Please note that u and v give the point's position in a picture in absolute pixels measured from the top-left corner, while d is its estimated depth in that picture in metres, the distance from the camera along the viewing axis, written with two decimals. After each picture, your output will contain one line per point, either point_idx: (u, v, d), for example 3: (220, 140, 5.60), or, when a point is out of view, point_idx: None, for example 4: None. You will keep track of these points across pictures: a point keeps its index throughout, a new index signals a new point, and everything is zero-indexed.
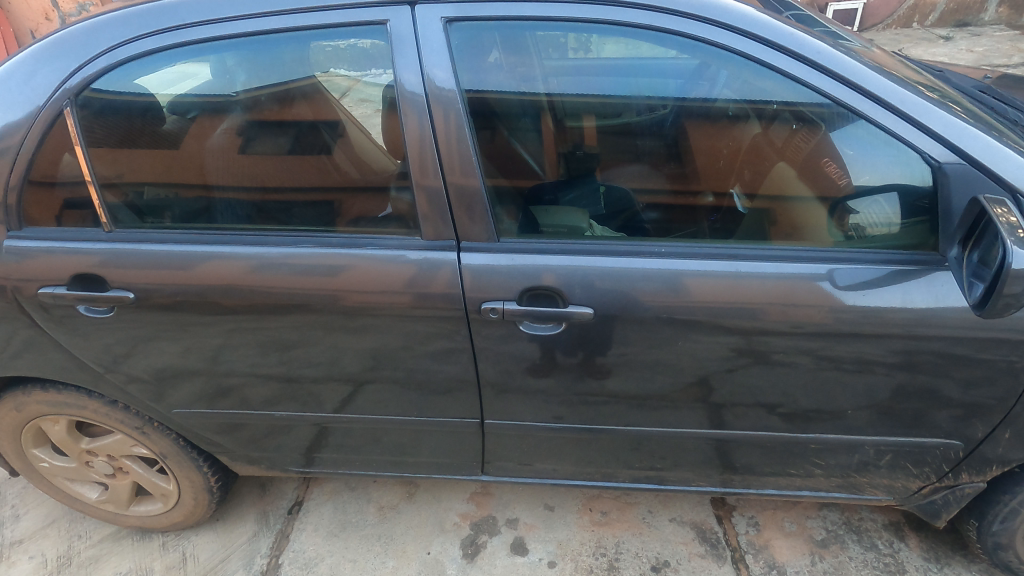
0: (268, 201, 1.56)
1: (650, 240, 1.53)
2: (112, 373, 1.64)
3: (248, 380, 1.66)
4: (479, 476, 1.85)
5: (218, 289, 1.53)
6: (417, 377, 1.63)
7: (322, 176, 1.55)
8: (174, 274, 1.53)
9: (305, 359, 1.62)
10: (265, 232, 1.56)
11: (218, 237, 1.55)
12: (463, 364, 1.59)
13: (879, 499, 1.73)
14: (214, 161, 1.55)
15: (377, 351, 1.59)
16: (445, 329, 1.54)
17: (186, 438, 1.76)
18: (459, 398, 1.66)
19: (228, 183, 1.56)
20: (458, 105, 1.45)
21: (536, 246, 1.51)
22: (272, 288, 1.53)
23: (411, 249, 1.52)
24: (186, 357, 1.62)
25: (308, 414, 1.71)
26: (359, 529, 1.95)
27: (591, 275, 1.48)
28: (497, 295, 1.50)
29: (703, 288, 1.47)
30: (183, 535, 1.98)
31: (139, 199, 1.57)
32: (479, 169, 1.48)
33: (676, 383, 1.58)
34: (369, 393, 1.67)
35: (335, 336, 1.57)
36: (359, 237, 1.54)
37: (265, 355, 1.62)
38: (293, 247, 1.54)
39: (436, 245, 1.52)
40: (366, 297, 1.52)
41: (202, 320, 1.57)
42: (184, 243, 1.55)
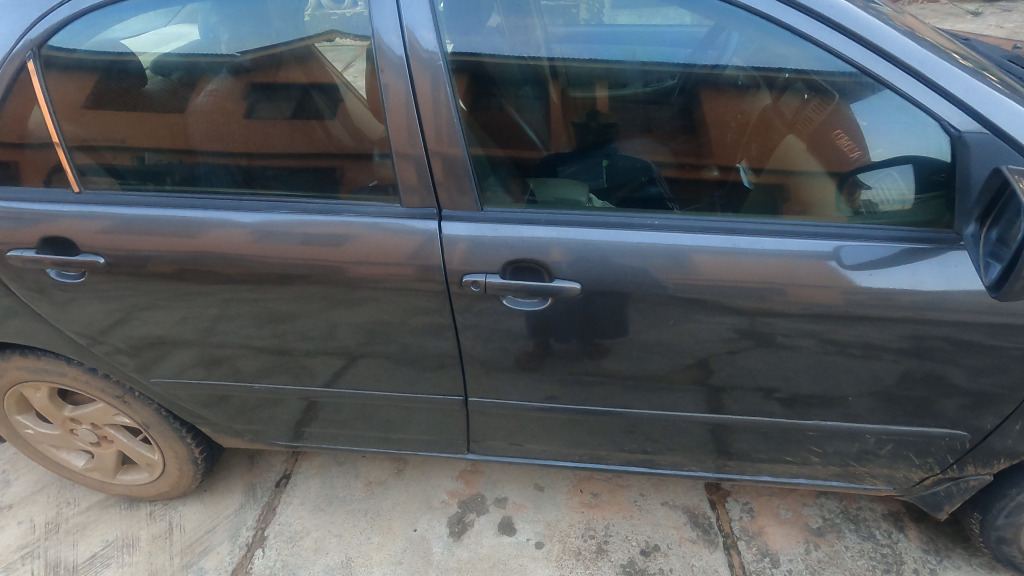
0: (255, 166, 1.49)
1: (645, 212, 1.45)
2: (94, 341, 1.61)
3: (242, 351, 1.62)
4: (466, 456, 1.81)
5: (197, 257, 1.48)
6: (412, 352, 1.57)
7: (308, 139, 1.47)
8: (153, 240, 1.48)
9: (303, 331, 1.57)
10: (245, 196, 1.50)
11: (213, 202, 1.50)
12: (447, 338, 1.54)
13: (878, 489, 1.67)
14: (200, 124, 1.48)
15: (380, 326, 1.53)
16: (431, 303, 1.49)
17: (168, 409, 1.73)
18: (447, 375, 1.61)
19: (213, 148, 1.49)
20: (440, 67, 1.36)
21: (523, 216, 1.44)
22: (250, 257, 1.47)
23: (388, 218, 1.45)
24: (163, 326, 1.58)
25: (291, 388, 1.67)
26: (346, 504, 1.93)
27: (581, 249, 1.41)
28: (479, 268, 1.43)
29: (693, 263, 1.40)
30: (171, 505, 1.97)
31: (130, 163, 1.51)
32: (462, 137, 1.41)
33: (669, 364, 1.52)
34: (355, 367, 1.62)
35: (332, 311, 1.53)
36: (360, 203, 1.47)
37: (261, 326, 1.57)
38: (268, 213, 1.48)
39: (416, 213, 1.45)
40: (378, 267, 1.46)
41: (184, 288, 1.52)
42: (170, 208, 1.49)
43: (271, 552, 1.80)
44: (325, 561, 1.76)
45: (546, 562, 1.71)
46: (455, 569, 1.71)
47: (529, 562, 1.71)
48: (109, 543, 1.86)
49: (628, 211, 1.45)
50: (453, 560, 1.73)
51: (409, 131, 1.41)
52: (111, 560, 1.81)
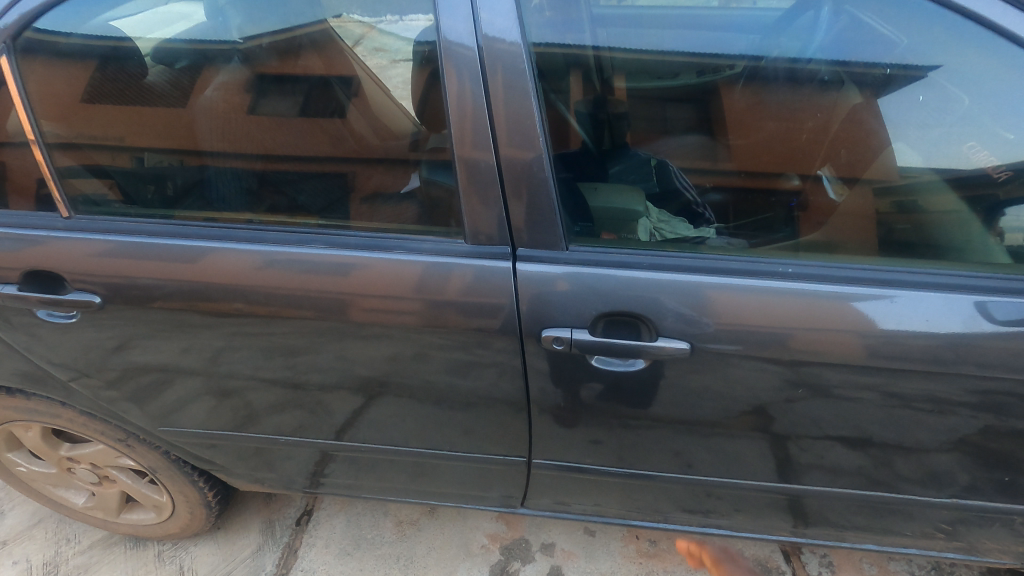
0: (270, 171, 1.26)
1: (769, 256, 1.22)
2: (89, 373, 1.39)
3: (247, 383, 1.38)
4: (515, 509, 1.49)
5: (207, 289, 1.26)
6: (435, 391, 1.30)
7: (332, 142, 1.25)
8: (158, 266, 1.26)
9: (311, 365, 1.33)
10: (288, 230, 1.26)
11: (229, 233, 1.27)
12: (492, 378, 1.26)
13: (1001, 562, 1.44)
14: (210, 120, 1.26)
15: (395, 364, 1.28)
16: (465, 334, 1.22)
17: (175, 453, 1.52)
18: (478, 418, 1.32)
19: (224, 150, 1.26)
20: (523, 64, 1.13)
21: (624, 257, 1.21)
22: (278, 292, 1.25)
23: (452, 258, 1.21)
24: (167, 363, 1.36)
25: (314, 437, 1.44)
26: (375, 548, 1.74)
27: (688, 302, 1.18)
28: (564, 322, 1.19)
29: (762, 309, 1.17)
30: (181, 545, 1.78)
31: (131, 168, 1.28)
32: (547, 149, 1.17)
33: (722, 409, 1.26)
34: (376, 407, 1.36)
35: (344, 343, 1.28)
36: (410, 237, 1.23)
37: (268, 358, 1.33)
38: (299, 247, 1.25)
39: (483, 250, 1.21)
40: (384, 300, 1.22)
41: (191, 319, 1.29)
42: (180, 236, 1.27)
43: None
44: None
45: None
46: None
47: None
48: None
49: (746, 255, 1.22)
50: None
51: (475, 139, 1.16)
52: None
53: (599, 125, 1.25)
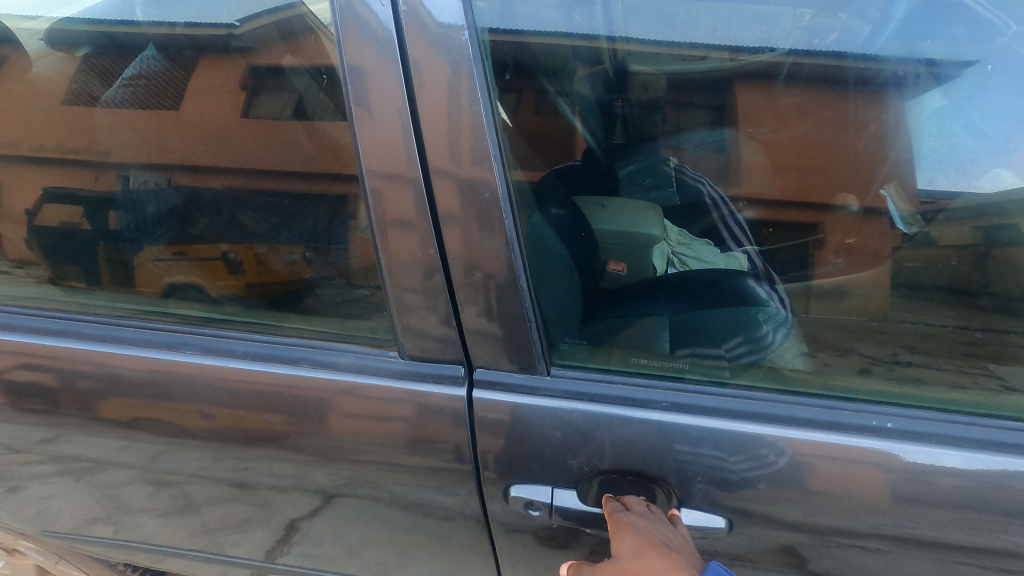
0: (201, 187, 1.02)
1: (858, 398, 0.87)
2: (10, 452, 1.10)
3: (186, 477, 1.07)
4: None
5: (167, 386, 0.98)
6: (405, 499, 0.98)
7: (270, 151, 0.98)
8: (105, 355, 0.99)
9: (262, 466, 1.01)
10: (208, 330, 1.00)
11: (116, 333, 1.01)
12: (466, 495, 0.94)
13: None
14: (128, 134, 1.04)
15: (359, 473, 0.96)
16: (468, 461, 0.91)
17: (80, 545, 1.25)
18: (456, 536, 1.01)
19: (134, 159, 1.04)
20: (471, 86, 0.79)
21: (638, 389, 0.88)
22: (188, 377, 0.97)
23: (371, 377, 0.92)
24: (58, 449, 1.08)
25: (243, 542, 1.14)
26: None
27: (732, 450, 0.84)
28: (553, 468, 0.89)
29: (849, 474, 0.82)
30: None
31: (90, 192, 1.07)
32: (512, 223, 0.83)
33: (746, 547, 0.90)
34: (323, 514, 1.05)
35: (299, 445, 0.96)
36: (325, 348, 0.95)
37: (212, 458, 1.02)
38: (168, 353, 0.98)
39: (423, 368, 0.91)
40: (371, 420, 0.92)
41: (132, 409, 1.00)
42: (62, 336, 1.02)
43: None
44: None
45: None
46: None
47: None
48: None
49: (825, 391, 0.87)
50: None
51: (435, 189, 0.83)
52: None
53: (615, 116, 1.32)
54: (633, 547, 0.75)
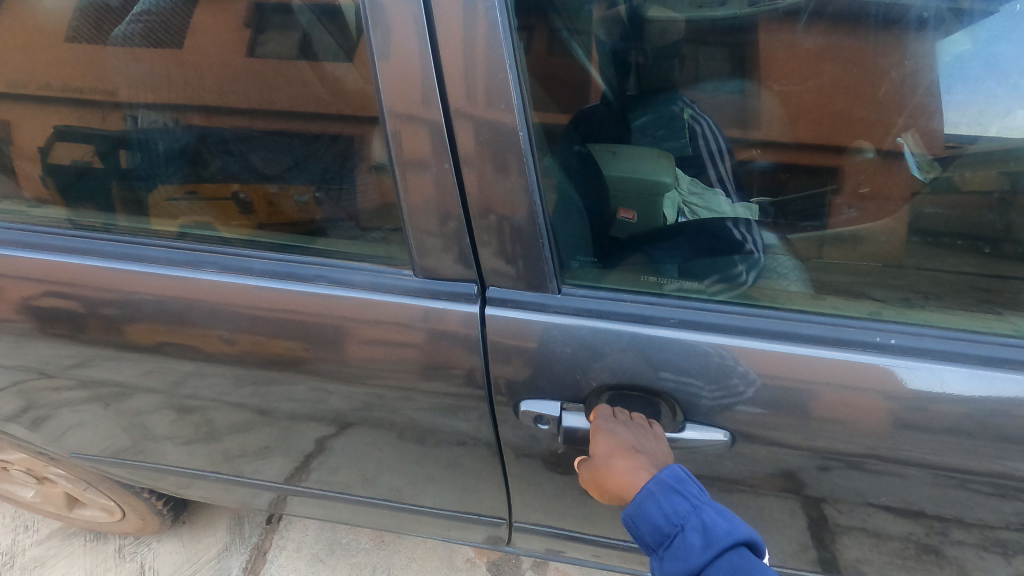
0: (212, 129, 1.00)
1: (865, 315, 0.87)
2: (42, 377, 1.15)
3: (209, 403, 1.11)
4: (501, 547, 1.22)
5: (184, 310, 1.01)
6: (419, 424, 1.01)
7: (275, 90, 0.95)
8: (130, 279, 1.02)
9: (278, 390, 1.04)
10: (226, 248, 1.01)
11: (140, 252, 1.03)
12: (480, 420, 0.98)
13: None
14: (133, 73, 1.00)
15: (376, 399, 1.00)
16: (481, 386, 0.94)
17: (109, 470, 1.31)
18: (468, 461, 1.05)
19: (144, 96, 1.00)
20: (489, 16, 0.77)
21: (646, 307, 0.90)
22: (211, 298, 1.00)
23: (388, 292, 0.94)
24: (90, 375, 1.12)
25: (265, 465, 1.19)
26: (350, 554, 1.58)
27: (736, 368, 0.86)
28: (560, 385, 0.91)
29: (852, 390, 0.84)
30: (143, 541, 1.65)
31: (102, 130, 1.05)
32: (528, 153, 0.84)
33: (743, 469, 0.94)
34: (340, 440, 1.09)
35: (319, 371, 0.99)
36: (344, 266, 0.97)
37: (231, 383, 1.06)
38: (189, 271, 1.01)
39: (436, 286, 0.93)
40: (391, 347, 0.95)
41: (160, 335, 1.03)
42: (89, 255, 1.04)
43: None
44: None
45: None
46: None
47: None
48: None
49: (835, 309, 0.88)
50: None
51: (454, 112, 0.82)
52: None
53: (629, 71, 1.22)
54: (605, 449, 0.83)
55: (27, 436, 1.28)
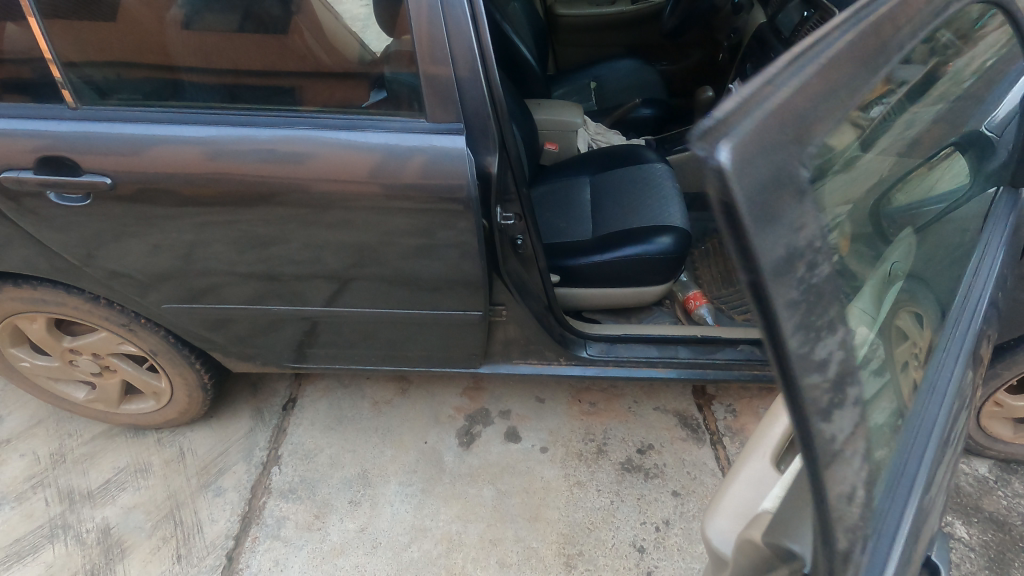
0: (242, 87, 1.29)
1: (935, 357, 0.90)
2: (95, 266, 1.46)
3: (228, 278, 1.50)
4: (476, 369, 1.72)
5: (167, 179, 1.32)
6: (403, 268, 1.46)
7: (273, 62, 1.27)
8: (158, 158, 1.30)
9: (287, 255, 1.45)
10: (227, 116, 1.31)
11: (257, 120, 1.32)
12: (451, 259, 1.43)
13: None
14: (183, 40, 1.24)
15: (360, 248, 1.43)
16: (437, 236, 1.39)
17: (169, 338, 1.66)
18: (444, 296, 1.51)
19: (189, 66, 1.27)
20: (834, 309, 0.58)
21: (888, 518, 0.70)
22: (247, 173, 1.32)
23: (414, 134, 1.31)
24: (142, 262, 1.46)
25: (295, 309, 1.57)
26: (356, 422, 2.00)
27: (940, 490, 0.80)
28: None
29: (963, 420, 0.88)
30: (178, 431, 2.00)
31: (132, 80, 1.27)
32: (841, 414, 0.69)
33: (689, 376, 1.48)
34: (348, 291, 1.53)
35: (315, 229, 1.40)
36: (316, 114, 1.32)
37: (245, 250, 1.44)
38: (286, 128, 1.32)
39: (441, 127, 1.31)
40: (350, 185, 1.33)
41: (155, 213, 1.37)
42: (115, 123, 1.29)
43: (288, 469, 1.88)
44: (342, 474, 1.86)
45: (551, 464, 1.86)
46: (467, 474, 1.84)
47: (536, 464, 1.86)
48: (122, 469, 1.90)
49: (935, 377, 0.87)
50: (465, 466, 1.86)
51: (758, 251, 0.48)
52: (126, 485, 1.85)
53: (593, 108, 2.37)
54: None
55: (90, 322, 1.62)
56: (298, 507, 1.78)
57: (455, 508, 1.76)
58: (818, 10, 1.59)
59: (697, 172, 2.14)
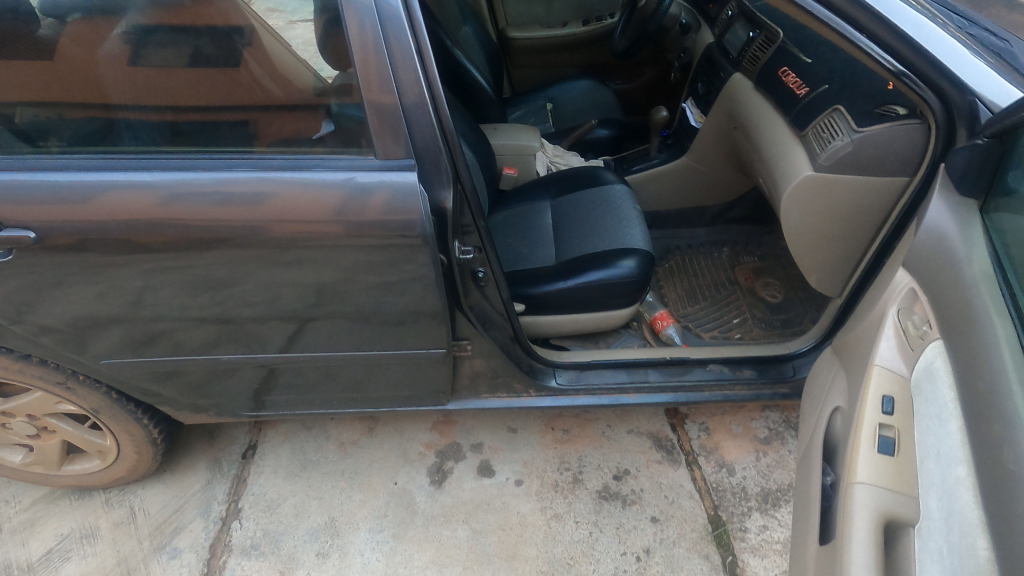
0: (182, 122, 1.22)
1: None
2: (26, 323, 1.34)
3: (176, 326, 1.41)
4: (444, 407, 1.66)
5: (103, 227, 1.21)
6: (366, 305, 1.40)
7: (216, 94, 1.21)
8: (89, 205, 1.20)
9: (242, 297, 1.37)
10: (166, 159, 1.23)
11: (197, 164, 1.24)
12: (415, 292, 1.37)
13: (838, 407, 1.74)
14: (117, 74, 1.18)
15: (316, 288, 1.36)
16: (400, 271, 1.34)
17: (114, 394, 1.55)
18: (409, 331, 1.45)
19: (126, 101, 1.19)
20: None
21: None
22: (192, 217, 1.23)
23: (364, 172, 1.26)
24: (78, 316, 1.35)
25: (249, 355, 1.49)
26: (321, 467, 1.91)
27: None
28: None
29: None
30: (128, 490, 1.87)
31: (65, 119, 1.19)
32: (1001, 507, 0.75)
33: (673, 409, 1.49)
34: (308, 329, 1.45)
35: (270, 270, 1.32)
36: (260, 157, 1.25)
37: (195, 294, 1.35)
38: (227, 171, 1.24)
39: (392, 165, 1.27)
40: (304, 225, 1.26)
41: (98, 261, 1.26)
42: (42, 170, 1.20)
43: (250, 523, 1.78)
44: (308, 524, 1.76)
45: (526, 497, 1.80)
46: (441, 515, 1.77)
47: (511, 499, 1.80)
48: (66, 536, 1.76)
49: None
50: (438, 506, 1.79)
51: None
52: (71, 554, 1.72)
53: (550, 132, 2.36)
54: None
55: (24, 382, 1.49)
56: (262, 564, 1.68)
57: (429, 553, 1.68)
58: (763, 30, 1.61)
59: (656, 191, 2.14)
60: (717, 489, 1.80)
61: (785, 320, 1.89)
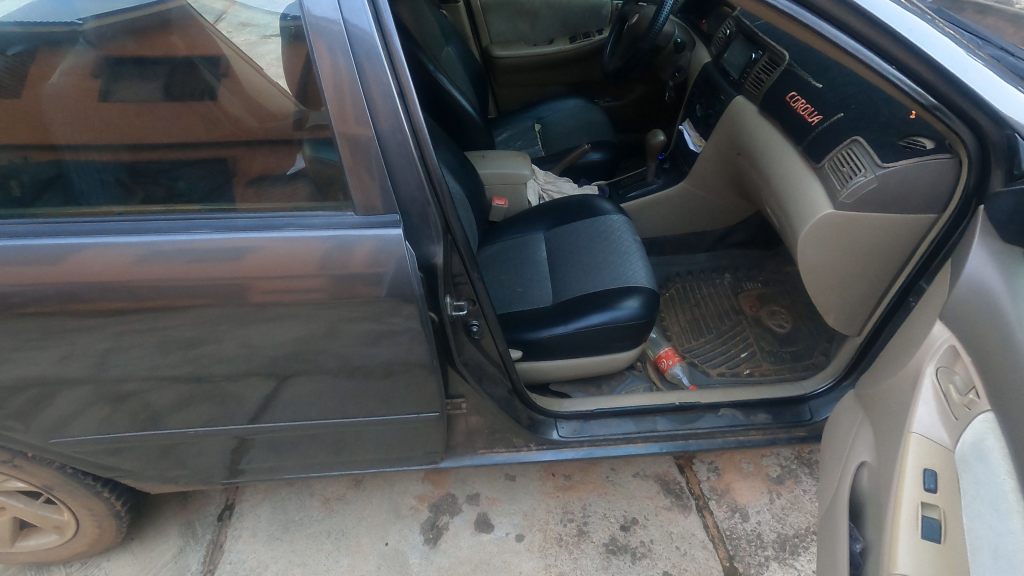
0: (143, 162, 1.08)
1: None
2: None
3: (137, 395, 1.25)
4: (438, 465, 1.53)
5: (43, 292, 1.04)
6: (351, 362, 1.26)
7: (181, 131, 1.08)
8: (25, 270, 1.03)
9: (215, 355, 1.21)
10: (110, 223, 1.07)
11: (148, 225, 1.08)
12: (406, 346, 1.23)
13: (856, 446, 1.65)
14: (63, 111, 1.03)
15: (293, 347, 1.22)
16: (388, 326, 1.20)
17: (70, 467, 1.39)
18: (399, 387, 1.32)
19: (75, 140, 1.04)
20: None
21: None
22: (152, 278, 1.07)
23: (342, 229, 1.12)
24: (23, 387, 1.19)
25: (221, 420, 1.34)
26: (304, 527, 1.76)
27: None
28: None
29: None
30: (91, 562, 1.70)
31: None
32: None
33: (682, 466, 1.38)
34: (288, 389, 1.30)
35: (242, 330, 1.17)
36: (225, 216, 1.10)
37: (165, 353, 1.18)
38: (184, 234, 1.08)
39: (374, 220, 1.13)
40: (279, 283, 1.11)
41: (58, 325, 1.09)
42: None
43: None
44: None
45: (529, 555, 1.67)
46: None
47: (512, 557, 1.67)
48: None
49: None
50: (433, 568, 1.65)
51: None
52: None
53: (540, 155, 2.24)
54: None
55: None
56: None
57: None
58: (766, 51, 1.54)
59: (654, 216, 2.04)
60: (731, 537, 1.69)
61: (795, 352, 1.79)
